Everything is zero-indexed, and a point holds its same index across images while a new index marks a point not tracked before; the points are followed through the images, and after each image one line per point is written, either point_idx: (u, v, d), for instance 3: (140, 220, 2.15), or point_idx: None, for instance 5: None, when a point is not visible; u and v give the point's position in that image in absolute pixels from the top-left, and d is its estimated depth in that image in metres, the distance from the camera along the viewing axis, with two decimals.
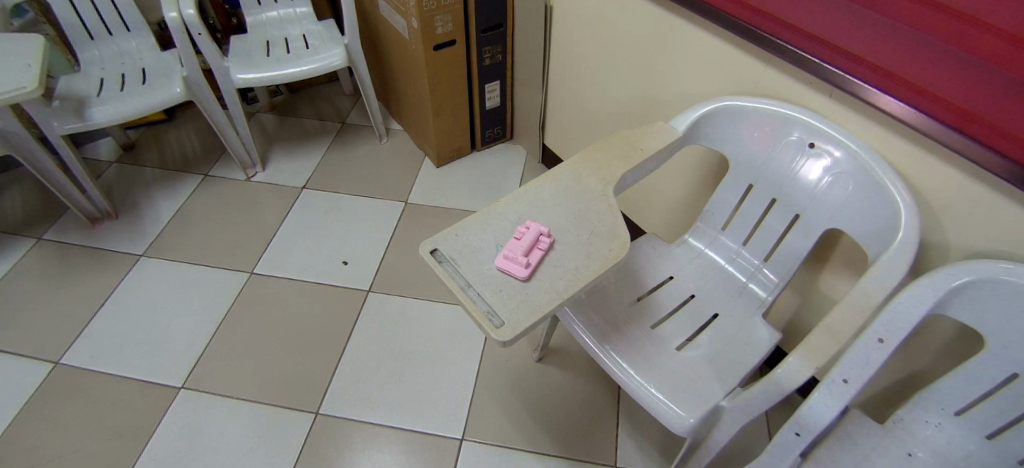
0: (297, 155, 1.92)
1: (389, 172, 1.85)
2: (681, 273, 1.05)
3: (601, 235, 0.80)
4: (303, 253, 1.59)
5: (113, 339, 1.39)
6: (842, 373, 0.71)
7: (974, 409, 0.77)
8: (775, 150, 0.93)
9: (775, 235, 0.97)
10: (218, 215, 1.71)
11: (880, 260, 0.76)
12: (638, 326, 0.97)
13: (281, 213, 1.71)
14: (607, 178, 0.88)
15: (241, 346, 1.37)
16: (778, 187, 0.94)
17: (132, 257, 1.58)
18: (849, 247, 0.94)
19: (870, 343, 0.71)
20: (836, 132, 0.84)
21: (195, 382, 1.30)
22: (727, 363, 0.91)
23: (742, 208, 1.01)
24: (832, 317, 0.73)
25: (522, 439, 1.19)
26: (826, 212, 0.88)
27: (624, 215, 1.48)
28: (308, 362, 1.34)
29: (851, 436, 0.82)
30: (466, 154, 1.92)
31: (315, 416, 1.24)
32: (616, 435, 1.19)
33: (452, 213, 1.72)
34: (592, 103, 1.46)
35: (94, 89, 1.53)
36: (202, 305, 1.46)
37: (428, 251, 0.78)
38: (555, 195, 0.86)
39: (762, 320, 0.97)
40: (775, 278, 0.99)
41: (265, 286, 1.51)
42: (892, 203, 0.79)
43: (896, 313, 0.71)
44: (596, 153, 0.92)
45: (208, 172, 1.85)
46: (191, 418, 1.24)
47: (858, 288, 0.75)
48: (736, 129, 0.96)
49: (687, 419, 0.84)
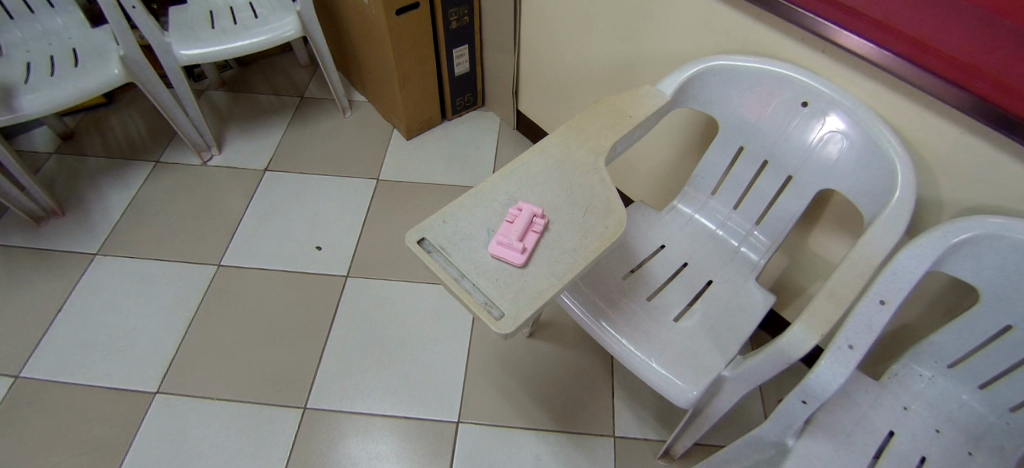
0: (256, 135, 1.79)
1: (358, 148, 1.76)
2: (672, 241, 1.03)
3: (596, 211, 0.76)
4: (273, 240, 1.51)
5: (76, 346, 1.30)
6: (847, 339, 0.70)
7: (968, 361, 0.79)
8: (766, 110, 0.90)
9: (767, 198, 0.96)
10: (176, 205, 1.59)
11: (878, 221, 0.75)
12: (634, 299, 0.95)
13: (245, 199, 1.61)
14: (597, 149, 0.83)
15: (217, 344, 1.31)
16: (770, 149, 0.91)
17: (85, 256, 1.47)
18: (839, 206, 0.93)
19: (872, 305, 0.70)
20: (830, 89, 0.81)
21: (172, 386, 1.24)
22: (724, 330, 0.90)
23: (732, 171, 0.99)
24: (834, 282, 0.72)
25: (518, 416, 1.18)
26: (820, 172, 0.86)
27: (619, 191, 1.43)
28: (290, 355, 1.29)
29: (849, 394, 0.84)
30: (437, 124, 1.83)
31: (304, 412, 1.20)
32: (612, 404, 1.19)
33: (427, 188, 1.65)
34: (569, 65, 1.40)
35: (20, 76, 1.37)
36: (170, 303, 1.38)
37: (416, 241, 0.72)
38: (545, 170, 0.81)
39: (755, 283, 0.97)
40: (767, 241, 0.98)
41: (235, 278, 1.42)
42: (889, 160, 0.77)
43: (895, 274, 0.71)
44: (582, 123, 0.87)
45: (158, 159, 1.71)
46: (171, 425, 1.18)
47: (858, 251, 0.74)
48: (725, 90, 0.92)
49: (690, 391, 0.83)
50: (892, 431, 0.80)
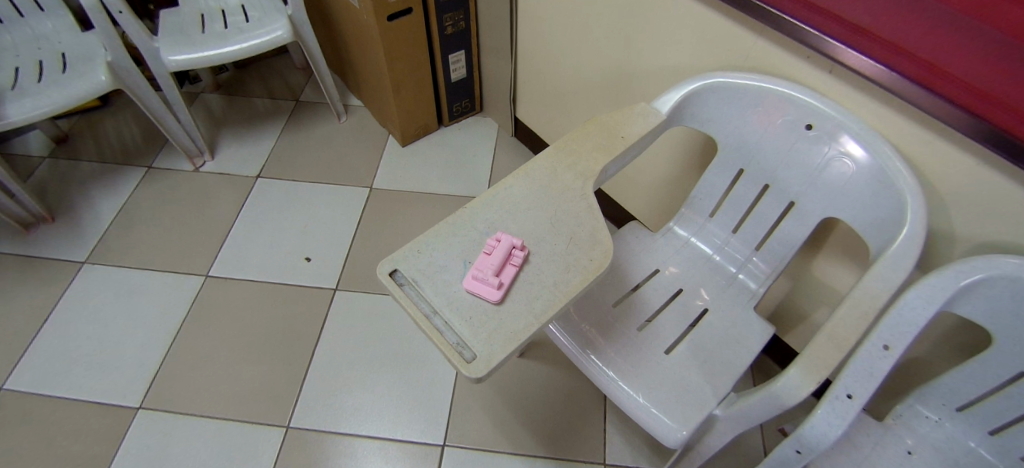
0: (249, 141, 1.76)
1: (352, 154, 1.72)
2: (667, 265, 0.98)
3: (580, 242, 0.72)
4: (262, 251, 1.48)
5: (60, 358, 1.28)
6: (846, 388, 0.65)
7: (978, 404, 0.73)
8: (767, 132, 0.84)
9: (767, 223, 0.90)
10: (166, 213, 1.57)
11: (884, 257, 0.69)
12: (624, 328, 0.90)
13: (236, 207, 1.58)
14: (585, 173, 0.79)
15: (202, 358, 1.28)
16: (771, 172, 0.86)
17: (73, 264, 1.45)
18: (844, 233, 0.88)
19: (874, 350, 0.65)
20: (836, 112, 0.76)
21: (154, 401, 1.21)
22: (718, 364, 0.85)
23: (731, 194, 0.93)
24: (834, 323, 0.67)
25: (505, 440, 1.15)
26: (823, 200, 0.81)
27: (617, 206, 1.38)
28: (275, 371, 1.26)
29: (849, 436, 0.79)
30: (433, 130, 1.79)
31: (286, 431, 1.17)
32: (603, 429, 1.15)
33: (421, 197, 1.61)
34: (566, 74, 1.35)
35: (7, 81, 1.34)
36: (156, 314, 1.36)
37: (387, 273, 0.68)
38: (528, 196, 0.77)
39: (753, 313, 0.92)
40: (766, 268, 0.93)
41: (223, 289, 1.40)
42: (897, 191, 0.71)
43: (901, 317, 0.66)
44: (571, 144, 0.82)
45: (151, 165, 1.69)
46: (152, 442, 1.16)
47: (861, 290, 0.68)
48: (725, 109, 0.86)
49: (679, 431, 0.78)
50: None
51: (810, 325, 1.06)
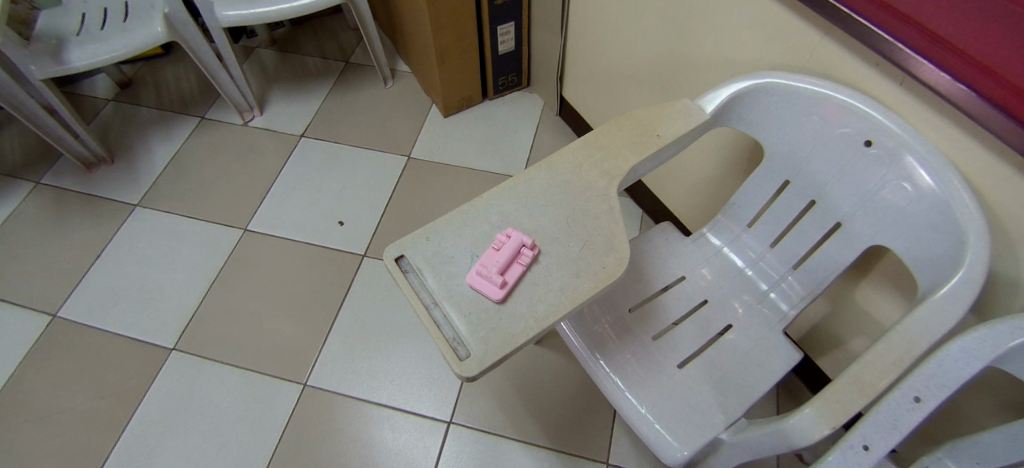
0: (296, 99, 1.79)
1: (393, 121, 1.72)
2: (694, 273, 0.93)
3: (595, 247, 0.68)
4: (299, 210, 1.52)
5: (110, 294, 1.38)
6: (863, 438, 0.59)
7: None
8: (820, 143, 0.76)
9: (808, 242, 0.83)
10: (214, 164, 1.63)
11: (931, 299, 0.62)
12: (638, 335, 0.86)
13: (278, 164, 1.62)
14: (611, 171, 0.74)
15: (233, 308, 1.34)
16: (820, 187, 0.78)
17: (127, 206, 1.54)
18: (894, 263, 0.80)
19: (904, 401, 0.59)
20: (902, 130, 0.67)
21: (187, 344, 1.29)
22: (734, 386, 0.81)
23: (773, 205, 0.86)
24: (860, 368, 0.61)
25: (510, 425, 1.15)
26: (874, 225, 0.73)
27: (656, 200, 1.31)
28: (298, 329, 1.31)
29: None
30: (477, 103, 1.75)
31: (302, 388, 1.22)
32: (611, 429, 1.13)
33: (456, 171, 1.59)
34: (616, 57, 1.27)
35: (74, 27, 1.41)
36: (196, 261, 1.43)
37: (393, 258, 0.68)
38: (549, 191, 0.73)
39: (780, 336, 0.86)
40: (802, 290, 0.86)
41: (258, 244, 1.45)
42: (960, 228, 0.63)
43: (940, 368, 0.59)
44: (601, 138, 0.77)
45: (203, 116, 1.75)
46: (182, 382, 1.24)
47: (897, 333, 0.62)
48: (776, 113, 0.78)
49: (680, 451, 0.75)
50: None
51: (846, 352, 0.98)
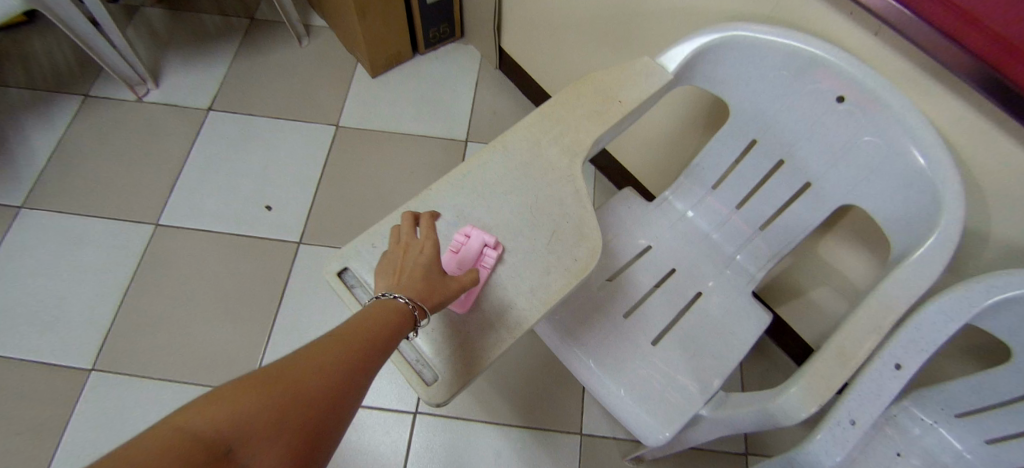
0: (197, 67, 1.55)
1: (316, 86, 1.53)
2: (660, 240, 0.89)
3: (564, 238, 0.61)
4: (218, 197, 1.35)
5: (5, 315, 1.19)
6: (849, 414, 0.58)
7: (981, 415, 0.66)
8: (789, 99, 0.71)
9: (774, 203, 0.80)
10: (109, 150, 1.40)
11: (907, 261, 0.60)
12: (609, 313, 0.82)
13: (186, 145, 1.42)
14: (573, 147, 0.66)
15: (160, 316, 1.20)
16: (788, 146, 0.75)
17: (8, 210, 1.31)
18: (859, 218, 0.79)
19: (885, 369, 0.58)
20: (875, 84, 0.63)
21: (110, 362, 1.15)
22: (708, 356, 0.79)
23: (739, 166, 0.82)
24: (843, 338, 0.59)
25: (479, 408, 1.11)
26: (844, 185, 0.71)
27: (613, 159, 1.26)
28: (237, 331, 1.19)
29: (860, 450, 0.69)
30: (408, 60, 1.59)
31: None
32: (582, 398, 1.12)
33: (392, 138, 1.46)
34: (560, 4, 1.16)
35: None
36: (107, 267, 1.25)
37: (336, 273, 0.60)
38: (507, 177, 0.65)
39: (749, 299, 0.85)
40: (768, 250, 0.85)
41: (177, 241, 1.29)
42: (934, 185, 0.61)
43: (919, 331, 0.58)
44: (560, 109, 0.69)
45: (87, 93, 1.49)
46: (110, 405, 1.11)
47: (877, 297, 0.60)
48: (742, 68, 0.72)
49: (661, 432, 0.72)
50: None
51: (806, 301, 1.00)
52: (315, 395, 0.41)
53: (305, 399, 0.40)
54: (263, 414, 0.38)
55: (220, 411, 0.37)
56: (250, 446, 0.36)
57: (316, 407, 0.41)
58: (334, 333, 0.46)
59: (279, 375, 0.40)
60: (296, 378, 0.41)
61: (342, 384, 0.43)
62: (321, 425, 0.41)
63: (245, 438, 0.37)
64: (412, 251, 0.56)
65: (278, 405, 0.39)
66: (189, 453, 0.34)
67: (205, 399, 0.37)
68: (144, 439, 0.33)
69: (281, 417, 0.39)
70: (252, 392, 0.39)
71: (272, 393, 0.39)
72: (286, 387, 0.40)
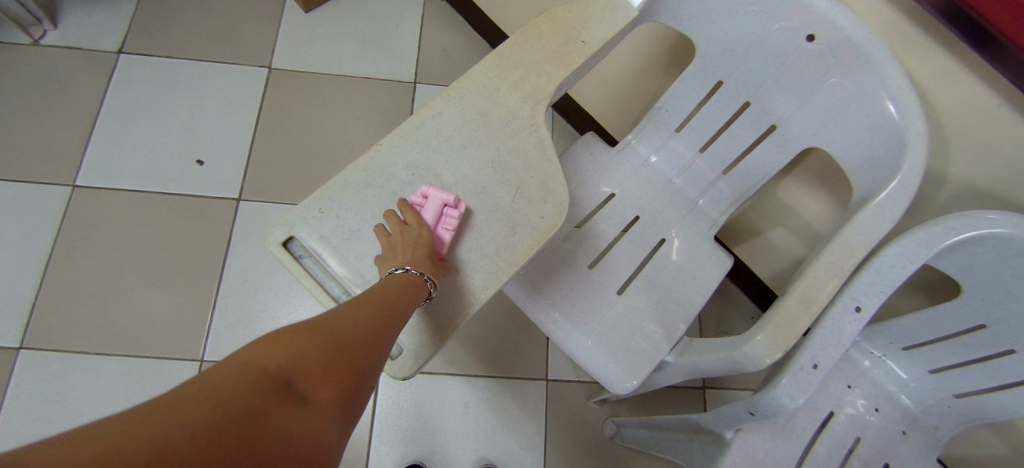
0: (100, 1, 1.34)
1: (244, 22, 1.37)
2: (623, 188, 0.87)
3: (530, 194, 0.58)
4: (142, 153, 1.22)
5: None
6: (811, 358, 0.59)
7: (926, 347, 0.71)
8: (757, 37, 0.67)
9: (739, 146, 0.79)
10: (2, 102, 1.22)
11: (870, 204, 0.60)
12: (574, 266, 0.81)
13: (96, 94, 1.26)
14: (535, 94, 0.61)
15: (89, 287, 1.10)
16: (755, 88, 0.72)
17: None
18: (821, 160, 0.79)
19: (846, 312, 0.59)
20: (847, 22, 0.60)
21: (38, 340, 1.06)
22: (672, 303, 0.80)
23: (704, 109, 0.79)
24: (807, 283, 0.59)
25: (445, 362, 1.10)
26: (810, 128, 0.69)
27: (573, 101, 1.21)
28: (180, 298, 1.11)
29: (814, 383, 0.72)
30: None
31: (201, 364, 1.07)
32: (546, 345, 1.13)
33: (336, 82, 1.34)
34: None
35: None
36: (19, 236, 1.13)
37: (280, 243, 0.55)
38: (465, 129, 0.60)
39: (712, 244, 0.85)
40: (731, 194, 0.84)
41: (99, 203, 1.17)
42: (900, 129, 0.60)
43: (879, 274, 0.59)
44: (518, 52, 0.62)
45: None
46: (44, 385, 1.03)
47: (841, 240, 0.60)
48: (709, 5, 0.67)
49: (628, 381, 0.73)
50: (832, 412, 0.75)
51: (764, 241, 1.02)
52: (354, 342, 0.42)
53: (346, 344, 0.41)
54: (312, 354, 0.39)
55: (274, 355, 0.37)
56: (306, 381, 0.37)
57: (357, 352, 0.41)
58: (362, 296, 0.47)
59: (319, 327, 0.41)
60: (336, 328, 0.42)
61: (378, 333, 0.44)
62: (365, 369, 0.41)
63: (301, 374, 0.37)
64: (410, 231, 0.53)
65: (324, 349, 0.40)
66: (251, 386, 0.34)
67: (260, 344, 0.38)
68: (207, 372, 0.34)
69: (327, 357, 0.39)
70: (295, 338, 0.39)
71: (316, 339, 0.40)
72: (327, 334, 0.41)
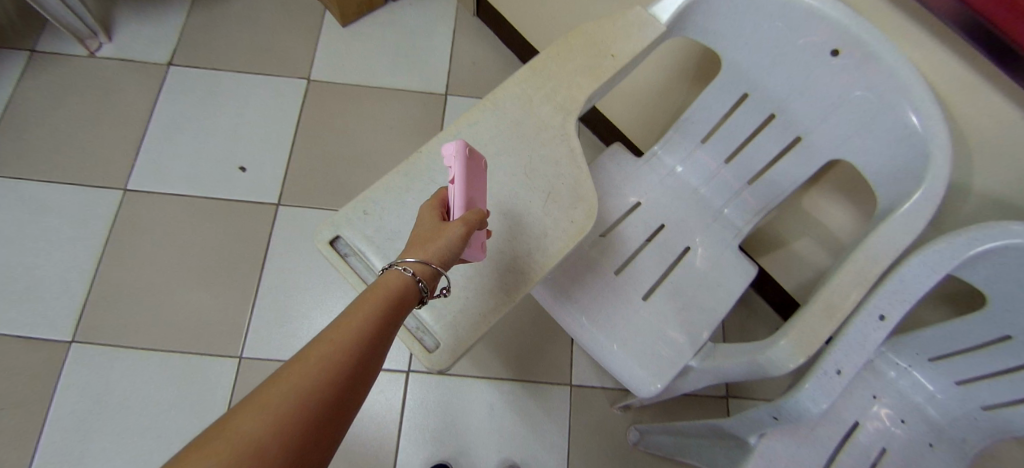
0: (152, 17, 1.43)
1: (285, 36, 1.44)
2: (649, 197, 0.89)
3: (561, 200, 0.61)
4: (188, 159, 1.29)
5: None
6: (835, 364, 0.61)
7: (953, 358, 0.71)
8: (782, 51, 0.70)
9: (764, 157, 0.80)
10: (62, 111, 1.31)
11: (894, 214, 0.61)
12: (600, 271, 0.83)
13: (147, 104, 1.34)
14: (566, 105, 0.64)
15: (137, 285, 1.17)
16: (780, 101, 0.74)
17: None
18: (845, 171, 0.80)
19: (870, 320, 0.60)
20: (871, 38, 0.62)
21: (89, 334, 1.12)
22: (696, 309, 0.81)
23: (729, 121, 0.81)
24: (831, 291, 0.60)
25: (471, 365, 1.13)
26: (834, 140, 0.71)
27: (600, 113, 1.24)
28: (220, 298, 1.17)
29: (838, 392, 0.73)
30: (381, 8, 1.50)
31: (239, 361, 1.12)
32: (571, 351, 1.15)
33: (370, 93, 1.40)
34: None
35: None
36: (74, 236, 1.20)
37: (327, 242, 0.59)
38: (499, 138, 0.63)
39: (736, 252, 0.86)
40: (756, 204, 0.86)
41: (148, 206, 1.24)
42: (923, 142, 0.61)
43: (903, 283, 0.60)
44: (550, 65, 0.66)
45: (33, 48, 1.37)
46: (95, 376, 1.09)
47: (864, 249, 0.61)
48: (735, 21, 0.70)
49: (652, 384, 0.75)
50: (856, 422, 0.75)
51: (789, 251, 1.02)
52: (327, 386, 0.41)
53: (316, 398, 0.40)
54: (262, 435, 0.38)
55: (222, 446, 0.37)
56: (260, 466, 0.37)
57: (327, 402, 0.41)
58: (334, 320, 0.45)
59: (287, 380, 0.40)
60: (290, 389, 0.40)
61: (354, 367, 0.43)
62: (343, 410, 0.42)
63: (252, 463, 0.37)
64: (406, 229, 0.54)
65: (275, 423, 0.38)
66: None
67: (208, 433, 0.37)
68: None
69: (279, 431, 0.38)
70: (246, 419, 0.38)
71: (278, 402, 0.39)
72: (292, 391, 0.40)
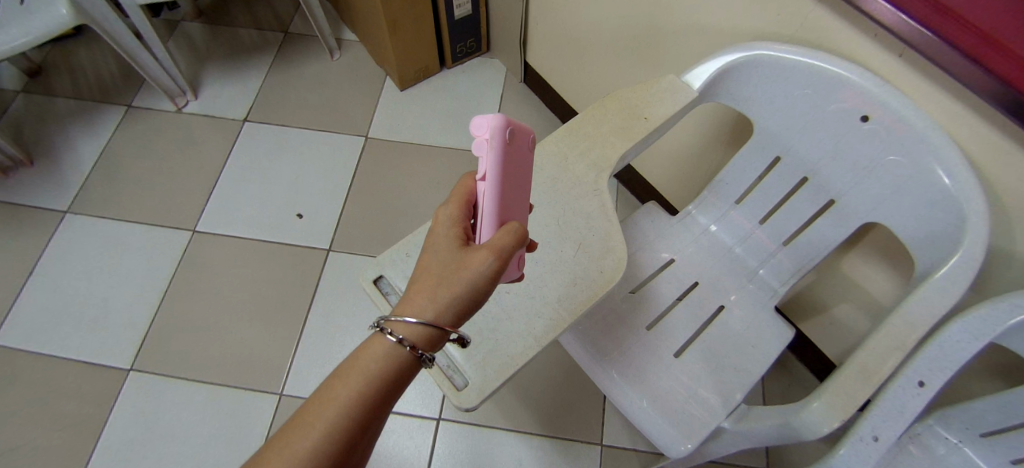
0: (235, 80, 1.61)
1: (347, 98, 1.59)
2: (683, 254, 0.91)
3: (591, 251, 0.64)
4: (252, 205, 1.40)
5: (52, 315, 1.25)
6: (872, 430, 0.59)
7: (1007, 434, 0.66)
8: (812, 117, 0.72)
9: (799, 219, 0.81)
10: (149, 159, 1.47)
11: (931, 278, 0.60)
12: (633, 326, 0.84)
13: (221, 155, 1.48)
14: (599, 162, 0.68)
15: (193, 319, 1.25)
16: (812, 165, 0.76)
17: (56, 214, 1.38)
18: (883, 235, 0.79)
19: (909, 387, 0.59)
20: (900, 105, 0.64)
21: (146, 363, 1.20)
22: (730, 369, 0.80)
23: (763, 182, 0.83)
24: (866, 355, 0.59)
25: (502, 417, 1.12)
26: (868, 204, 0.72)
27: (637, 174, 1.28)
28: (267, 335, 1.23)
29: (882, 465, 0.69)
30: (435, 74, 1.63)
31: (278, 398, 1.16)
32: (603, 410, 1.13)
33: (420, 150, 1.50)
34: (585, 22, 1.19)
35: None
36: (145, 271, 1.31)
37: (371, 281, 0.63)
38: (536, 191, 0.68)
39: (772, 313, 0.85)
40: (791, 265, 0.85)
41: (212, 246, 1.34)
42: (958, 206, 0.61)
43: (943, 350, 0.58)
44: (586, 126, 0.70)
45: (131, 104, 1.56)
46: (146, 403, 1.16)
47: (900, 313, 0.60)
48: (764, 88, 0.74)
49: (683, 444, 0.73)
50: None
51: (831, 316, 1.00)
52: (332, 442, 0.46)
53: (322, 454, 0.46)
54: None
55: None
56: None
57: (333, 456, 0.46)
58: (338, 373, 0.49)
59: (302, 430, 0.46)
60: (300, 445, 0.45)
61: (361, 417, 0.48)
62: (354, 450, 0.48)
63: None
64: (430, 248, 0.53)
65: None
66: None
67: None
68: None
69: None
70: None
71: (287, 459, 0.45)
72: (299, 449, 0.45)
